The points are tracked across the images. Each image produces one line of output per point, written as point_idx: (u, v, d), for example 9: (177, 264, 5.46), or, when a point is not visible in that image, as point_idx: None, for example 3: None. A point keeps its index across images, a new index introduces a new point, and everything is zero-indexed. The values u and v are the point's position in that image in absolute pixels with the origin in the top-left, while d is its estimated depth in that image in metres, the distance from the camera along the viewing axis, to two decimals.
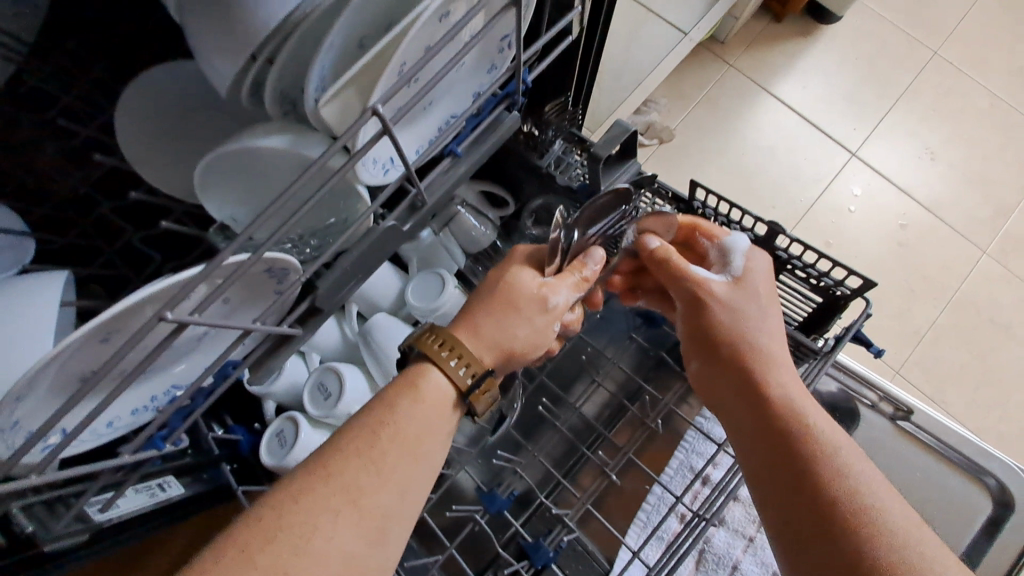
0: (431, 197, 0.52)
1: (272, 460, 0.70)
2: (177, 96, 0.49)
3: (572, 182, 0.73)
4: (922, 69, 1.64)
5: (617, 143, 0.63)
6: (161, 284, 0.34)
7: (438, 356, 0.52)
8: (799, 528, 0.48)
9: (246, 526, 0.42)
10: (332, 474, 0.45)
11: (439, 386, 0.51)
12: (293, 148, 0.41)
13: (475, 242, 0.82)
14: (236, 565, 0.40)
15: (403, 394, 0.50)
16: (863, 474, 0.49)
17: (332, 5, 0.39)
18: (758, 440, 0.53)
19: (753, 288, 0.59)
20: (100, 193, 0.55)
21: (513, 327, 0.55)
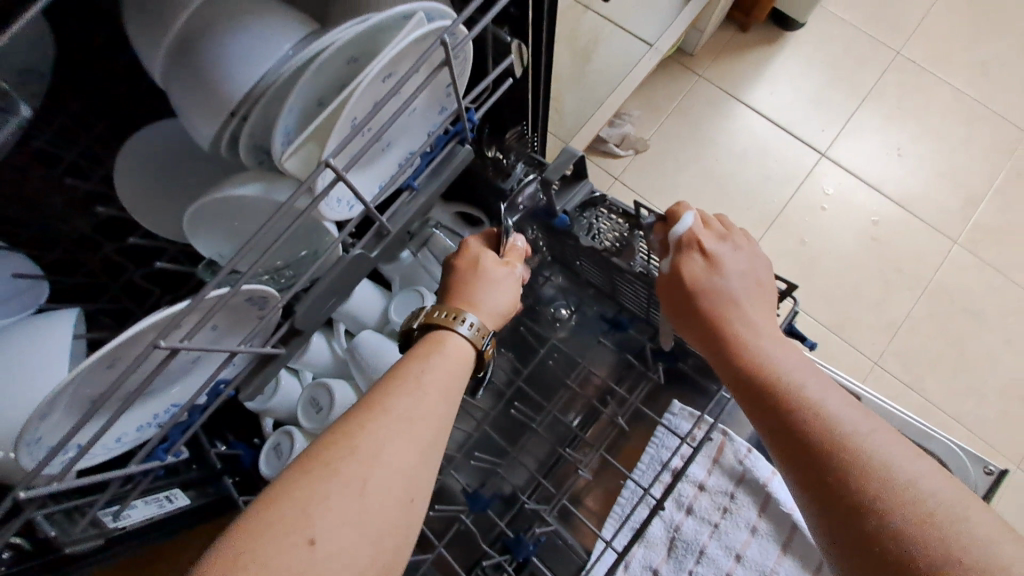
0: (394, 226, 0.59)
1: (272, 469, 0.78)
2: (168, 151, 0.56)
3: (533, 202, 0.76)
4: (885, 69, 1.70)
5: (568, 166, 0.67)
6: (156, 317, 0.41)
7: (449, 323, 0.63)
8: (819, 501, 0.47)
9: (320, 447, 0.49)
10: (389, 408, 0.52)
11: (459, 344, 0.62)
12: (265, 195, 0.48)
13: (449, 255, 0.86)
14: (320, 472, 0.47)
15: (426, 347, 0.61)
16: (862, 425, 0.49)
17: (290, 74, 0.46)
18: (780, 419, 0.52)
19: (734, 274, 0.61)
20: (105, 237, 0.63)
21: (498, 292, 0.67)
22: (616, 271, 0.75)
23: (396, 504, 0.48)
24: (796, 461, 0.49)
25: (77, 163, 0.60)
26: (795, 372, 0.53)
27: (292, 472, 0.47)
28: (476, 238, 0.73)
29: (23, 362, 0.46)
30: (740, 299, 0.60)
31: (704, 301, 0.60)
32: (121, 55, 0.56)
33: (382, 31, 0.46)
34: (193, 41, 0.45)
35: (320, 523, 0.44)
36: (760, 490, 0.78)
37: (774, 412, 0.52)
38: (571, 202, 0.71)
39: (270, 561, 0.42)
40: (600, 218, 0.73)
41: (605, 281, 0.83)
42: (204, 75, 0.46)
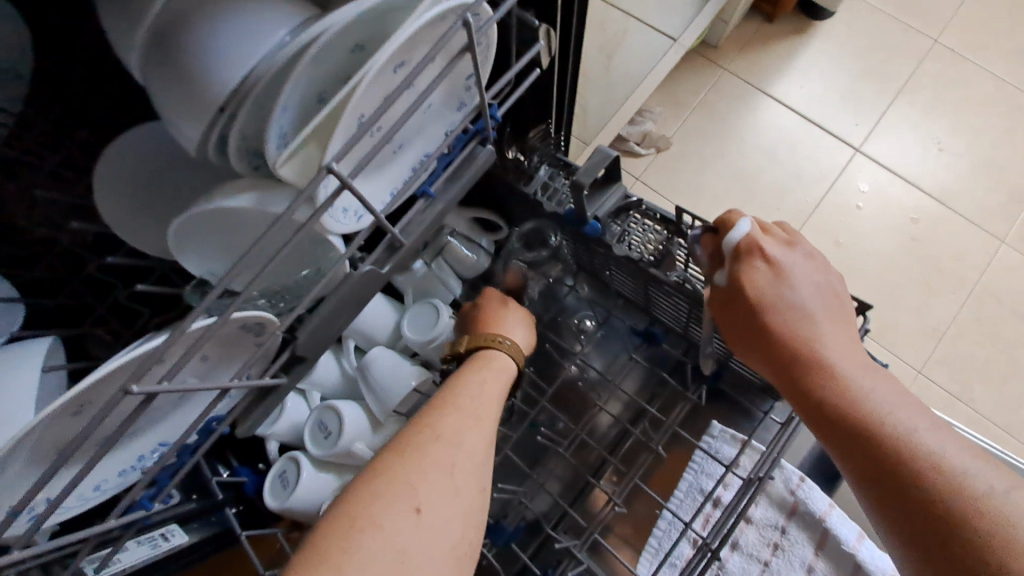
0: (408, 238, 0.52)
1: (278, 502, 0.68)
2: (155, 157, 0.51)
3: (560, 207, 0.68)
4: (922, 58, 1.61)
5: (602, 168, 0.60)
6: (130, 353, 0.34)
7: (490, 342, 0.62)
8: (935, 560, 0.41)
9: (407, 434, 0.50)
10: (461, 402, 0.53)
11: (502, 365, 0.60)
12: (258, 206, 0.42)
13: (469, 268, 0.81)
14: (414, 457, 0.48)
15: (469, 369, 0.58)
16: (974, 469, 0.43)
17: (288, 64, 0.39)
18: (875, 464, 0.45)
19: (806, 287, 0.53)
20: (89, 254, 0.57)
21: (516, 325, 0.67)
22: (653, 282, 0.67)
23: (478, 485, 0.49)
24: (903, 512, 0.43)
25: (60, 172, 0.54)
26: (891, 406, 0.47)
27: (388, 453, 0.48)
28: (495, 288, 0.72)
29: None
30: (817, 316, 0.52)
31: (774, 320, 0.52)
32: (104, 49, 0.51)
33: (392, 11, 0.39)
34: (174, 30, 0.39)
35: (423, 493, 0.46)
36: (816, 525, 0.69)
37: (872, 454, 0.45)
38: (602, 208, 0.65)
39: (383, 525, 0.44)
40: (634, 227, 0.65)
41: (637, 292, 0.76)
42: (186, 68, 0.39)
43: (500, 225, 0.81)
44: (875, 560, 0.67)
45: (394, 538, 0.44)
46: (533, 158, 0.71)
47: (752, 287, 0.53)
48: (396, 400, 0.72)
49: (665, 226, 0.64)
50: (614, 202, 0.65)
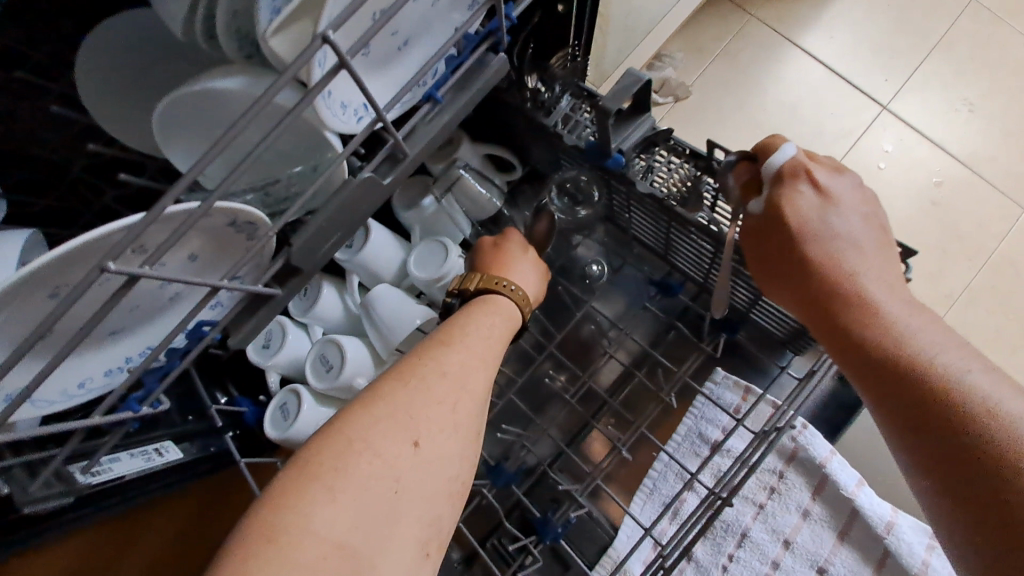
0: (411, 147, 0.49)
1: (279, 434, 0.67)
2: (144, 45, 0.47)
3: (582, 141, 0.64)
4: (960, 15, 1.51)
5: (631, 93, 0.56)
6: (107, 229, 0.32)
7: (494, 284, 0.58)
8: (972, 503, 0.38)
9: (411, 363, 0.48)
10: (468, 341, 0.51)
11: (504, 307, 0.57)
12: (248, 90, 0.38)
13: (479, 208, 0.76)
14: (418, 390, 0.46)
15: (472, 308, 0.55)
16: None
17: None
18: (911, 399, 0.42)
19: (852, 219, 0.52)
20: (73, 153, 0.54)
21: (520, 267, 0.62)
22: (676, 222, 0.63)
23: (477, 426, 0.48)
24: (939, 453, 0.40)
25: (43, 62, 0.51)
26: (936, 345, 0.44)
27: (391, 372, 0.48)
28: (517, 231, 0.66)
29: None
30: (860, 249, 0.51)
31: (812, 250, 0.51)
32: None
33: None
34: None
35: (423, 426, 0.45)
36: (815, 470, 0.69)
37: (909, 391, 0.43)
38: (628, 139, 0.60)
39: (379, 452, 0.43)
40: (660, 162, 0.62)
41: (658, 238, 0.73)
42: None
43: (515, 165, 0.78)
44: (872, 506, 0.67)
45: (389, 468, 0.42)
46: (554, 84, 0.67)
47: (792, 215, 0.52)
48: (399, 337, 0.68)
49: (692, 161, 0.60)
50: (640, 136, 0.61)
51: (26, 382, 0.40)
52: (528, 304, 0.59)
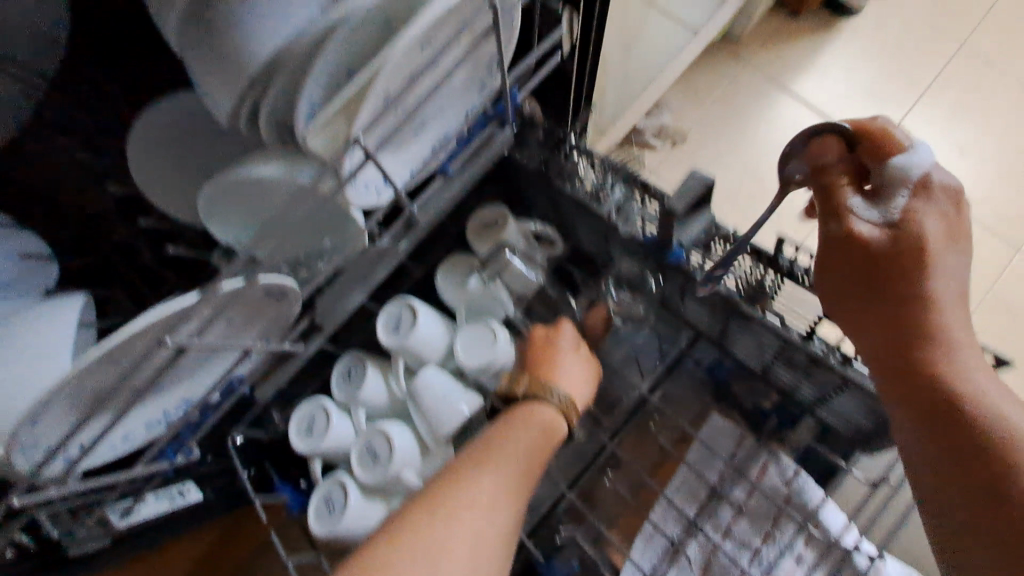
0: (424, 216, 0.53)
1: (325, 530, 0.60)
2: (185, 124, 0.52)
3: (639, 233, 0.63)
4: (950, 59, 1.53)
5: (697, 192, 0.56)
6: (159, 310, 0.36)
7: (540, 391, 0.60)
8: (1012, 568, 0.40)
9: (436, 489, 0.52)
10: (491, 463, 0.54)
11: (547, 416, 0.59)
12: (285, 176, 0.43)
13: (527, 284, 0.69)
14: (439, 523, 0.49)
15: (515, 417, 0.58)
16: None
17: (318, 39, 0.40)
18: (966, 445, 0.43)
19: (958, 253, 0.48)
20: (118, 218, 0.59)
21: (565, 366, 0.62)
22: (733, 320, 0.63)
23: (499, 557, 0.51)
24: (991, 507, 0.41)
25: (95, 138, 0.57)
26: (1005, 405, 0.44)
27: (440, 478, 0.53)
28: (571, 323, 0.66)
29: (25, 359, 0.43)
30: (956, 282, 0.48)
31: (910, 268, 0.47)
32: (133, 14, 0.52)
33: None
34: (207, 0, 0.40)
35: (443, 566, 0.48)
36: (808, 515, 0.69)
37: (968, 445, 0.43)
38: (688, 235, 0.60)
39: None
40: (722, 257, 0.63)
41: (713, 325, 0.68)
42: (219, 38, 0.40)
43: (556, 240, 0.72)
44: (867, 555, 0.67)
45: None
46: (607, 174, 0.65)
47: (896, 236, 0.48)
48: (449, 429, 0.63)
49: (758, 259, 0.61)
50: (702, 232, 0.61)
51: (88, 440, 0.44)
52: (573, 411, 0.60)
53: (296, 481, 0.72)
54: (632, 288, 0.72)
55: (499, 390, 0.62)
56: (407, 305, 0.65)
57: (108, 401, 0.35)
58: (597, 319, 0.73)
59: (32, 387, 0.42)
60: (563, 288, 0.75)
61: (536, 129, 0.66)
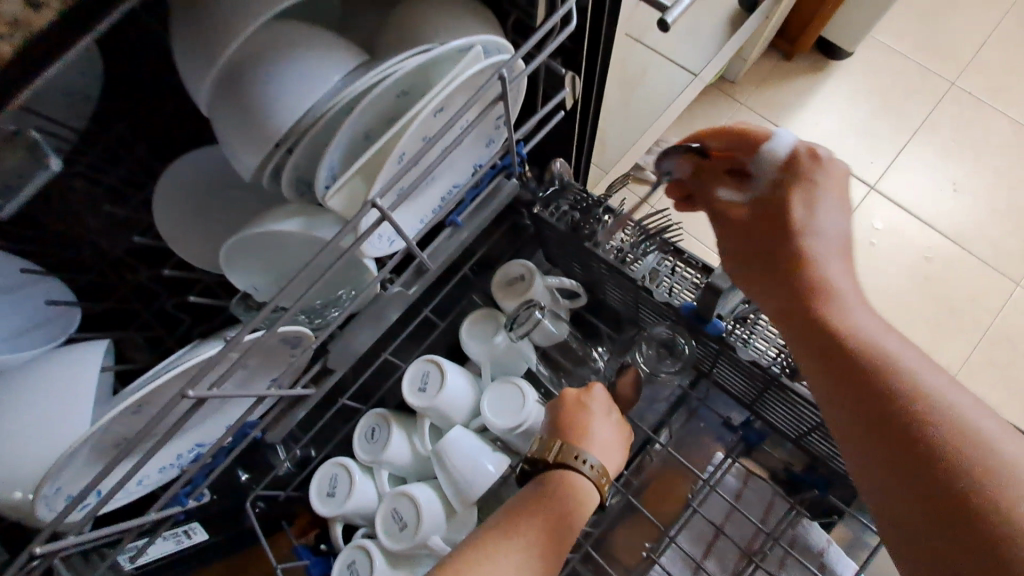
0: (435, 262, 0.56)
1: None
2: (205, 178, 0.56)
3: (673, 298, 0.64)
4: (940, 100, 1.56)
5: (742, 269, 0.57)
6: (184, 367, 0.40)
7: (572, 460, 0.62)
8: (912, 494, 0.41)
9: (466, 551, 0.55)
10: (518, 531, 0.57)
11: (579, 485, 0.61)
12: (305, 230, 0.46)
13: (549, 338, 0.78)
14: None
15: (549, 485, 0.60)
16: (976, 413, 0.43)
17: (340, 107, 0.43)
18: (857, 391, 0.46)
19: (825, 215, 0.55)
20: (139, 266, 0.62)
21: (596, 433, 0.64)
22: (772, 388, 0.63)
23: None
24: (886, 440, 0.44)
25: (118, 189, 0.60)
26: (897, 345, 0.47)
27: (492, 525, 0.58)
28: (603, 385, 0.68)
29: (53, 409, 0.46)
30: (826, 240, 0.54)
31: (779, 237, 0.55)
32: (162, 76, 0.55)
33: (435, 64, 0.43)
34: (241, 72, 0.44)
35: None
36: (813, 556, 0.71)
37: (876, 395, 0.45)
38: (728, 306, 0.60)
39: None
40: (760, 325, 0.63)
41: (746, 389, 0.70)
42: (251, 107, 0.43)
43: (580, 294, 0.78)
44: None
45: None
46: (642, 240, 0.66)
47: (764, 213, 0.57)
48: (475, 485, 0.70)
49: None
50: (739, 303, 0.62)
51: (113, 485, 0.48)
52: (605, 481, 0.62)
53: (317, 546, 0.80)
54: (667, 351, 0.72)
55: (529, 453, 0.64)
56: (434, 366, 0.74)
57: (130, 447, 0.36)
58: (631, 382, 0.74)
59: (53, 442, 0.45)
60: (585, 341, 0.83)
61: (571, 192, 0.68)
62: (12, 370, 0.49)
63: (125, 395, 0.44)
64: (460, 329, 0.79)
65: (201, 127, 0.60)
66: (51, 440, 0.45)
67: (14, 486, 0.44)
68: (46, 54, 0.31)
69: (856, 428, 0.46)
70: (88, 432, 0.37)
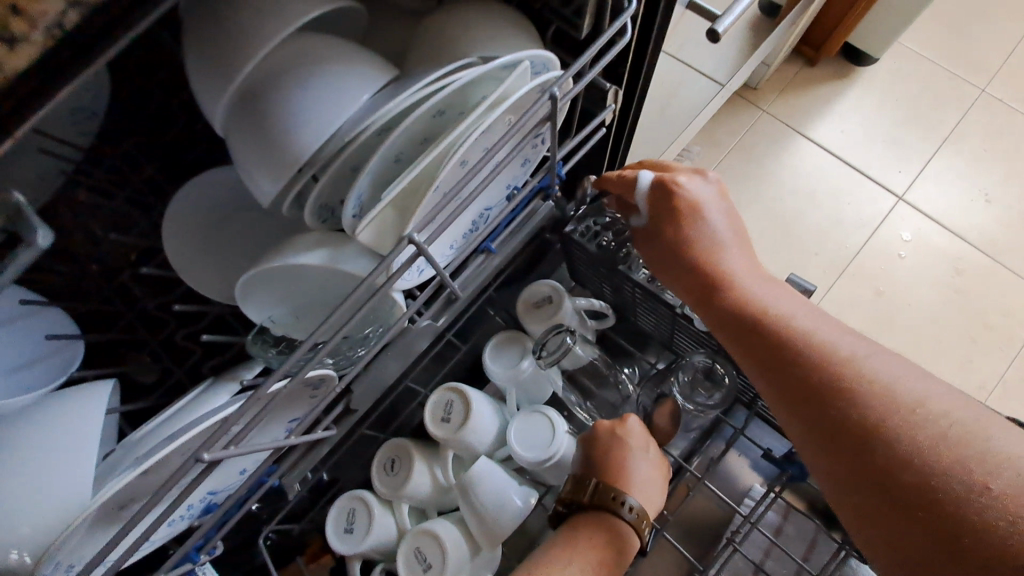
0: (464, 292, 0.53)
1: None
2: (221, 200, 0.53)
3: None
4: (968, 108, 1.48)
5: None
6: (199, 427, 0.38)
7: (611, 502, 0.57)
8: (889, 514, 0.38)
9: None
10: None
11: (619, 531, 0.56)
12: (329, 264, 0.42)
13: (575, 358, 0.72)
14: None
15: (583, 530, 0.56)
16: (909, 390, 0.40)
17: (372, 131, 0.39)
18: (794, 416, 0.43)
19: (715, 219, 0.53)
20: (146, 294, 0.58)
21: (635, 471, 0.60)
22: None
23: None
24: (840, 459, 0.40)
25: (125, 209, 0.56)
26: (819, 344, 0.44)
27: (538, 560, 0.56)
28: (637, 417, 0.64)
29: (52, 466, 0.41)
30: (722, 247, 0.53)
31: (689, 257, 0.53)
32: (176, 92, 0.52)
33: (477, 83, 0.39)
34: (261, 89, 0.39)
35: None
36: None
37: (809, 414, 0.42)
38: None
39: None
40: None
41: None
42: (273, 128, 0.39)
43: (609, 314, 0.74)
44: None
45: None
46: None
47: (669, 232, 0.53)
48: (501, 521, 0.65)
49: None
50: None
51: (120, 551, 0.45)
52: (647, 524, 0.58)
53: None
54: (704, 380, 0.67)
55: (561, 493, 0.60)
56: (455, 395, 0.69)
57: (138, 518, 0.32)
58: (667, 414, 0.71)
59: (52, 498, 0.41)
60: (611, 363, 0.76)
61: (607, 211, 0.64)
62: (13, 415, 0.45)
63: (136, 456, 0.41)
64: (483, 353, 0.74)
65: (216, 145, 0.56)
66: (50, 497, 0.41)
67: (11, 546, 0.40)
68: (47, 80, 0.28)
69: (812, 455, 0.42)
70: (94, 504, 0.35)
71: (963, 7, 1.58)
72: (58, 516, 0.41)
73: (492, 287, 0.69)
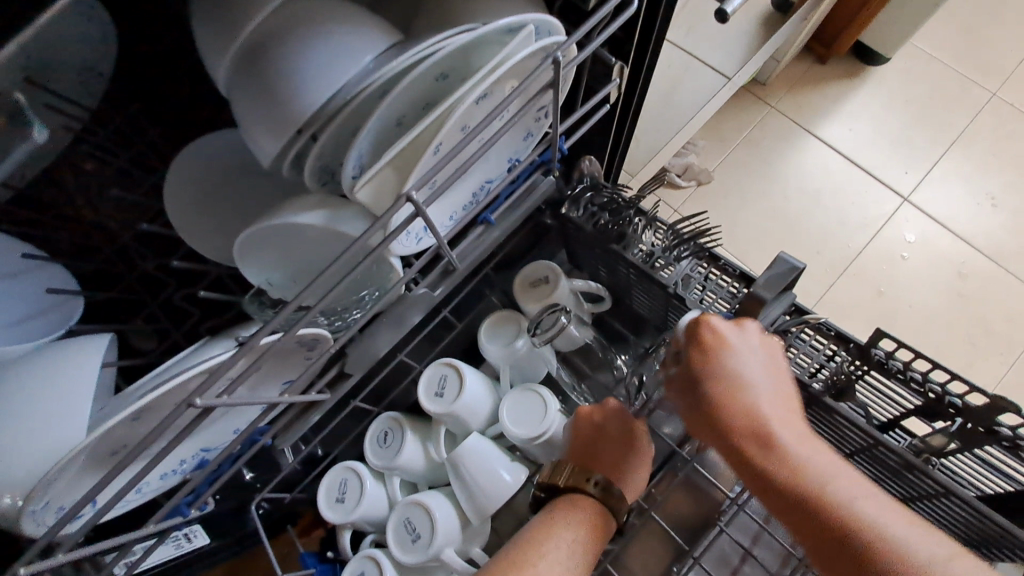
0: (462, 263, 0.53)
1: None
2: (223, 161, 0.54)
3: (711, 309, 0.58)
4: (978, 112, 1.47)
5: (784, 283, 0.46)
6: (191, 375, 0.39)
7: (584, 482, 0.58)
8: None
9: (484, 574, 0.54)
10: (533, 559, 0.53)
11: (592, 508, 0.57)
12: (329, 224, 0.43)
13: (569, 339, 0.72)
14: None
15: (562, 512, 0.56)
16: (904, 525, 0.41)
17: (372, 92, 0.39)
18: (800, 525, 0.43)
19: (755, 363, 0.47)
20: (147, 255, 0.58)
21: (611, 451, 0.59)
22: (811, 409, 0.55)
23: None
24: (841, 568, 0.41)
25: (128, 171, 0.57)
26: (828, 464, 0.44)
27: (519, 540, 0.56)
28: (616, 399, 0.62)
29: (44, 415, 0.42)
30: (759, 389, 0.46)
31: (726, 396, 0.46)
32: (180, 54, 0.52)
33: (479, 46, 0.39)
34: (263, 46, 0.40)
35: None
36: None
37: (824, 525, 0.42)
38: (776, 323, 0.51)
39: None
40: (801, 339, 0.56)
41: None
42: (273, 86, 0.39)
43: (605, 296, 0.74)
44: None
45: None
46: (675, 245, 0.59)
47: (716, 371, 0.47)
48: (490, 495, 0.65)
49: (845, 347, 0.54)
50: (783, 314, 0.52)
51: (109, 496, 0.47)
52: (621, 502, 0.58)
53: (325, 554, 0.74)
54: None
55: (541, 479, 0.61)
56: (451, 370, 0.70)
57: (127, 462, 0.32)
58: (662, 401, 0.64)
59: (45, 447, 0.41)
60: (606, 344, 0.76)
61: (606, 189, 0.62)
62: (13, 363, 0.46)
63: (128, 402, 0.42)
64: (477, 331, 0.74)
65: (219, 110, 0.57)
66: (43, 444, 0.41)
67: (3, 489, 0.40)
68: None
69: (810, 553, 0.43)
70: (87, 442, 0.36)
71: (977, 10, 1.57)
72: (44, 465, 0.41)
73: (489, 265, 0.69)
